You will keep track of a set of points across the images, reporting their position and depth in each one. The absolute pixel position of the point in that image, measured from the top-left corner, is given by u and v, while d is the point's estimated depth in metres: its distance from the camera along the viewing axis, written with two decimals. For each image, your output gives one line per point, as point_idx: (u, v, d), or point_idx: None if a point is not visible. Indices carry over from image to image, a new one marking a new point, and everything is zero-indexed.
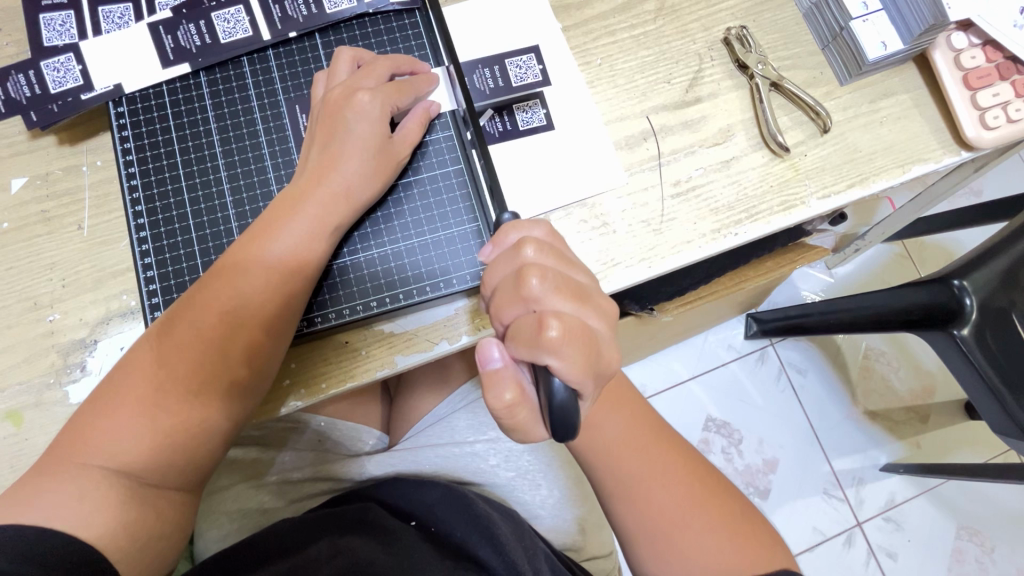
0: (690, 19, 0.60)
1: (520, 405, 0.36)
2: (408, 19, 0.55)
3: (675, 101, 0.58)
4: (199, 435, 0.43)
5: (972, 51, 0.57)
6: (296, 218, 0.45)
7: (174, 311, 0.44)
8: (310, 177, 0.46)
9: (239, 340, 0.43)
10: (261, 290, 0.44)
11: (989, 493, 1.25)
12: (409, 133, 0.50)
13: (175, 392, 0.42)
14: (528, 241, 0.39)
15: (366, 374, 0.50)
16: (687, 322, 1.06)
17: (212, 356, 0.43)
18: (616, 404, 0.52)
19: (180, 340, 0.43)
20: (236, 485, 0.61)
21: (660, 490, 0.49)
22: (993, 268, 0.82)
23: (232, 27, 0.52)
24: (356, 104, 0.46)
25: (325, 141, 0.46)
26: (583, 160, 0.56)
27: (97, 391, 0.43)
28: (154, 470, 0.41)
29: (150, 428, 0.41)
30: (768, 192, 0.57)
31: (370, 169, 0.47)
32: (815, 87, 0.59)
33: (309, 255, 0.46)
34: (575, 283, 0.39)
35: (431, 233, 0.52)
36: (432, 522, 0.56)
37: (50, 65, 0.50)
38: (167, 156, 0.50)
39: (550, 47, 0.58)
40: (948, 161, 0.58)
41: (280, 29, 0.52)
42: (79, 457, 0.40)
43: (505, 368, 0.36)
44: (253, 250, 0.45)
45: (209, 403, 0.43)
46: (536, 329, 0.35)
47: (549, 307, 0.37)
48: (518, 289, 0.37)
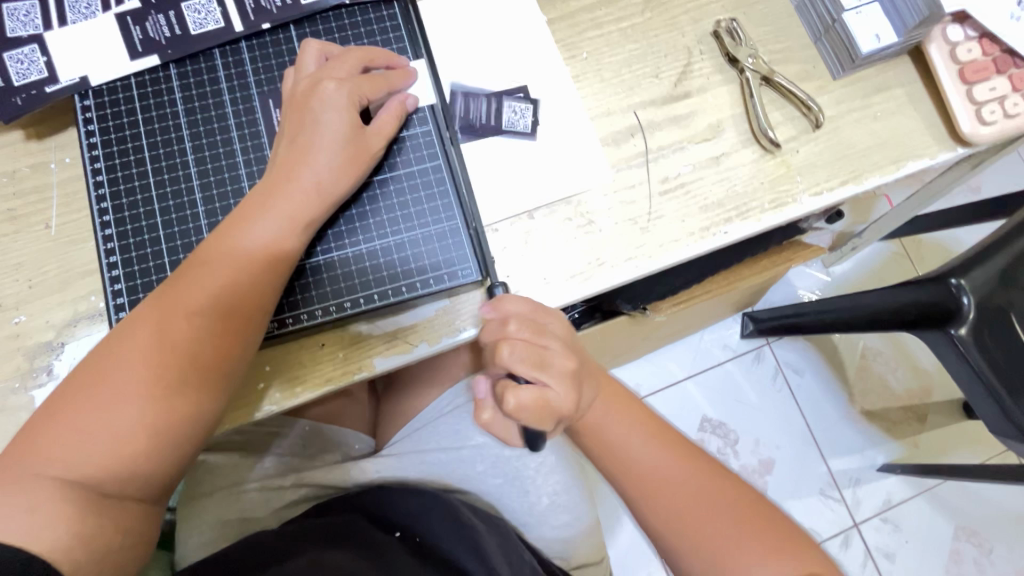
0: (679, 11, 0.59)
1: (499, 429, 0.42)
2: (387, 10, 0.53)
3: (663, 95, 0.57)
4: (170, 440, 0.41)
5: (968, 44, 0.56)
6: (266, 217, 0.44)
7: (139, 312, 0.42)
8: (279, 173, 0.45)
9: (206, 343, 0.42)
10: (232, 290, 0.43)
11: (988, 494, 1.24)
12: (384, 125, 0.48)
13: (142, 397, 0.40)
14: (512, 316, 0.41)
15: (344, 378, 0.49)
16: (680, 322, 1.04)
17: (178, 359, 0.41)
18: (616, 403, 0.51)
19: (146, 341, 0.41)
20: (216, 492, 0.60)
21: (672, 481, 0.49)
22: (991, 267, 0.80)
23: (202, 18, 0.50)
24: (323, 95, 0.45)
25: (295, 135, 0.45)
26: (568, 156, 0.54)
27: (57, 397, 0.41)
28: (113, 478, 0.40)
29: (111, 434, 0.39)
30: (758, 189, 0.55)
31: (341, 161, 0.45)
32: (807, 80, 0.58)
33: (277, 254, 0.44)
34: (549, 353, 0.40)
35: (408, 231, 0.50)
36: (419, 531, 0.54)
37: (13, 56, 0.48)
38: (134, 151, 0.49)
39: (535, 40, 0.56)
40: (944, 157, 0.57)
41: (253, 20, 0.50)
42: (35, 464, 0.38)
43: (487, 404, 0.42)
44: (222, 249, 0.43)
45: (172, 409, 0.41)
46: (498, 399, 0.39)
47: (518, 378, 0.40)
48: (493, 357, 0.40)
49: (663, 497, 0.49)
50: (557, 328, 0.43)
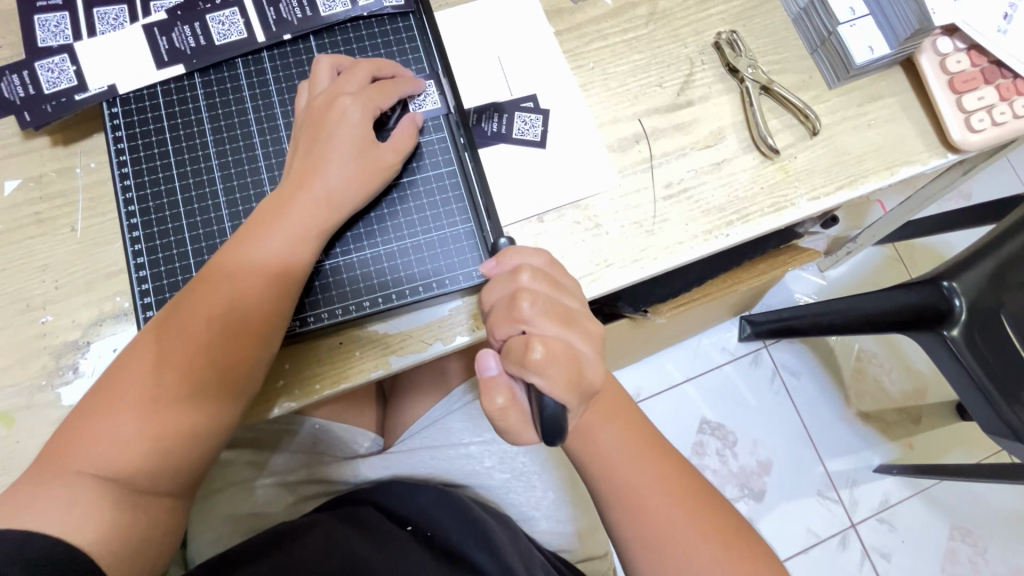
0: (682, 23, 0.61)
1: (512, 411, 0.40)
2: (403, 21, 0.55)
3: (667, 104, 0.59)
4: (190, 440, 0.43)
5: (958, 55, 0.58)
6: (285, 222, 0.45)
7: (165, 317, 0.44)
8: (294, 182, 0.47)
9: (230, 344, 0.44)
10: (249, 296, 0.44)
11: (982, 494, 1.26)
12: (399, 139, 0.50)
13: (169, 397, 0.42)
14: (525, 268, 0.42)
15: (359, 375, 0.50)
16: (680, 324, 1.07)
17: (204, 360, 0.43)
18: (610, 413, 0.50)
19: (172, 346, 0.43)
20: (230, 488, 0.61)
21: (660, 500, 0.48)
22: (981, 270, 0.83)
23: (226, 28, 0.52)
24: (339, 109, 0.47)
25: (310, 146, 0.47)
26: (576, 162, 0.56)
27: (90, 398, 0.42)
28: (143, 478, 0.41)
29: (140, 434, 0.41)
30: (758, 194, 0.57)
31: (352, 172, 0.47)
32: (804, 90, 0.60)
33: (299, 256, 0.46)
34: (567, 306, 0.41)
35: (425, 234, 0.52)
36: (428, 526, 0.56)
37: (44, 66, 0.50)
38: (161, 156, 0.50)
39: (543, 51, 0.58)
40: (936, 163, 0.60)
41: (275, 31, 0.52)
42: (69, 465, 0.40)
43: (500, 376, 0.40)
44: (241, 254, 0.45)
45: (198, 408, 0.43)
46: (523, 351, 0.38)
47: (537, 330, 0.39)
48: (511, 311, 0.40)
49: (645, 511, 0.48)
50: (573, 289, 0.43)
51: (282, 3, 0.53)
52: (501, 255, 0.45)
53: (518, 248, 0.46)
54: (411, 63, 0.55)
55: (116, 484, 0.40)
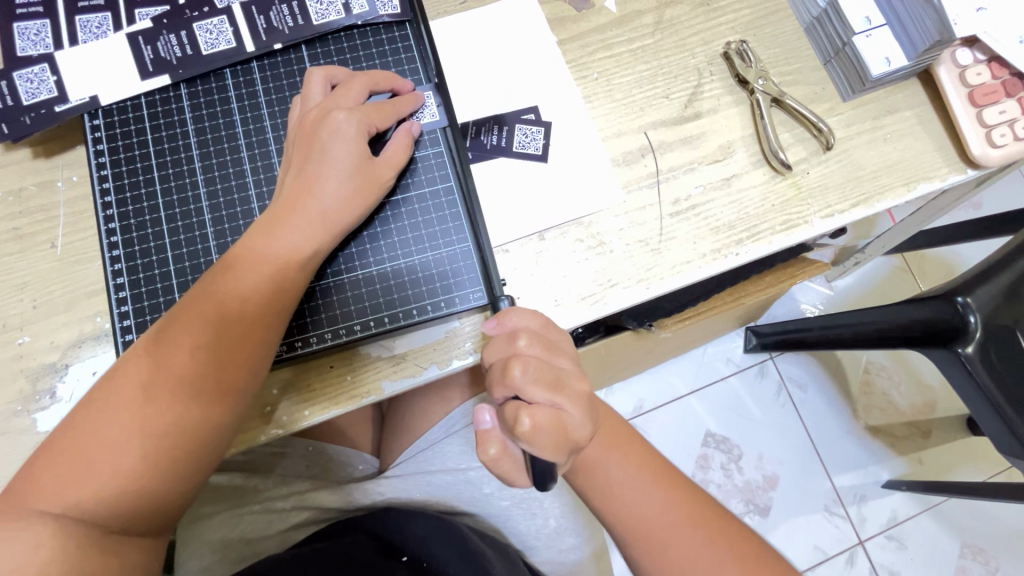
0: (690, 33, 0.59)
1: (506, 460, 0.39)
2: (398, 30, 0.53)
3: (673, 116, 0.57)
4: (174, 471, 0.41)
5: (978, 67, 0.56)
6: (275, 247, 0.43)
7: (148, 345, 0.41)
8: (286, 203, 0.44)
9: (216, 376, 0.41)
10: (238, 320, 0.42)
11: (993, 511, 1.23)
12: (394, 154, 0.48)
13: (149, 433, 0.40)
14: (522, 330, 0.40)
15: (352, 401, 0.48)
16: (686, 337, 1.04)
17: (187, 393, 0.41)
18: (619, 445, 0.48)
19: (154, 378, 0.40)
20: (220, 513, 0.58)
21: (676, 531, 0.45)
22: (997, 285, 0.80)
23: (214, 37, 0.50)
24: (332, 124, 0.45)
25: (302, 164, 0.45)
26: (579, 177, 0.54)
27: (63, 429, 0.40)
28: (121, 516, 0.39)
29: (116, 472, 0.39)
30: (770, 210, 0.55)
31: (347, 191, 0.45)
32: (817, 102, 0.58)
33: (291, 281, 0.44)
34: (559, 370, 0.39)
35: (420, 254, 0.50)
36: (423, 556, 0.54)
37: (23, 76, 0.48)
38: (143, 170, 0.48)
39: (546, 61, 0.56)
40: (955, 179, 0.57)
41: (265, 40, 0.50)
42: (39, 504, 0.38)
43: (495, 429, 0.39)
44: (228, 280, 0.42)
45: (180, 442, 0.41)
46: (512, 421, 0.36)
47: (528, 397, 0.37)
48: (503, 376, 0.38)
49: (661, 543, 0.45)
50: (567, 346, 0.42)
51: (272, 11, 0.51)
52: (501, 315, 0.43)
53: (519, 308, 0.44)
54: (407, 74, 0.53)
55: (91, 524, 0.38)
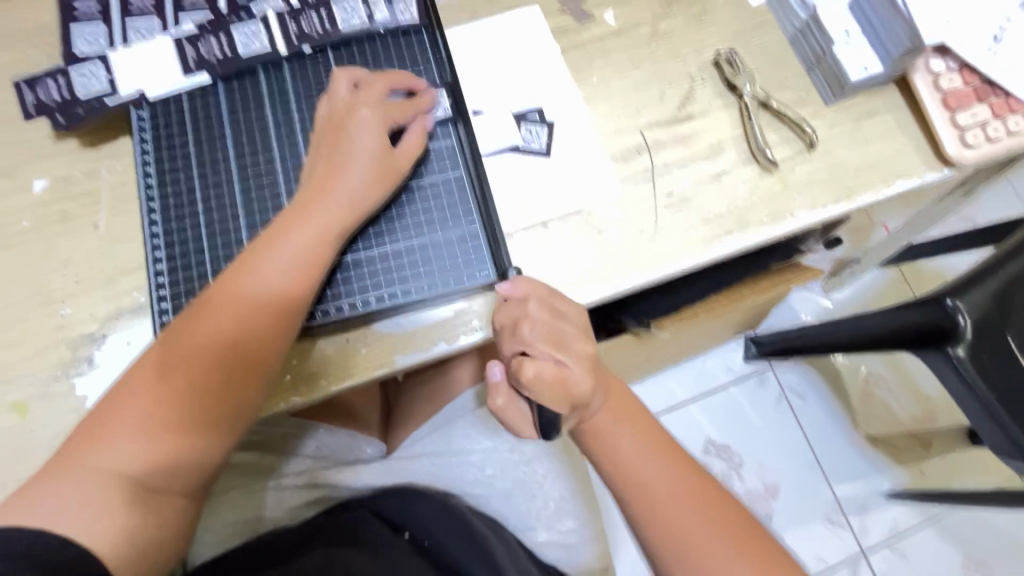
0: (682, 43, 0.64)
1: (511, 410, 0.45)
2: (416, 37, 0.58)
3: (667, 117, 0.61)
4: (207, 436, 0.44)
5: (950, 75, 0.60)
6: (307, 227, 0.47)
7: (190, 316, 0.45)
8: (315, 190, 0.49)
9: (252, 343, 0.45)
10: (269, 296, 0.46)
11: (995, 521, 1.23)
12: (411, 144, 0.52)
13: (191, 394, 0.43)
14: (530, 295, 0.45)
15: (365, 372, 0.52)
16: (685, 340, 1.07)
17: (226, 359, 0.44)
18: (626, 417, 0.51)
19: (197, 345, 0.44)
20: (234, 489, 0.61)
21: (673, 504, 0.48)
22: (986, 290, 0.83)
23: (250, 40, 0.55)
24: (358, 118, 0.50)
25: (329, 153, 0.49)
26: (580, 172, 0.58)
27: (112, 393, 0.44)
28: (162, 473, 0.42)
29: (161, 429, 0.42)
30: (758, 204, 0.59)
31: (370, 178, 0.49)
32: (801, 106, 0.62)
33: (320, 258, 0.48)
34: (564, 330, 0.44)
35: (431, 235, 0.54)
36: (425, 536, 0.56)
37: (79, 72, 0.53)
38: (182, 157, 0.53)
39: (550, 67, 0.61)
40: (932, 177, 0.61)
41: (296, 44, 0.55)
42: (89, 459, 0.41)
43: (502, 382, 0.45)
44: (264, 257, 0.47)
45: (219, 404, 0.44)
46: (515, 375, 0.42)
47: (534, 349, 0.43)
48: (513, 333, 0.44)
49: (656, 511, 0.48)
50: (574, 310, 0.46)
51: (303, 18, 0.56)
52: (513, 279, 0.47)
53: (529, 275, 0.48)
54: (422, 74, 0.57)
55: (130, 483, 0.41)
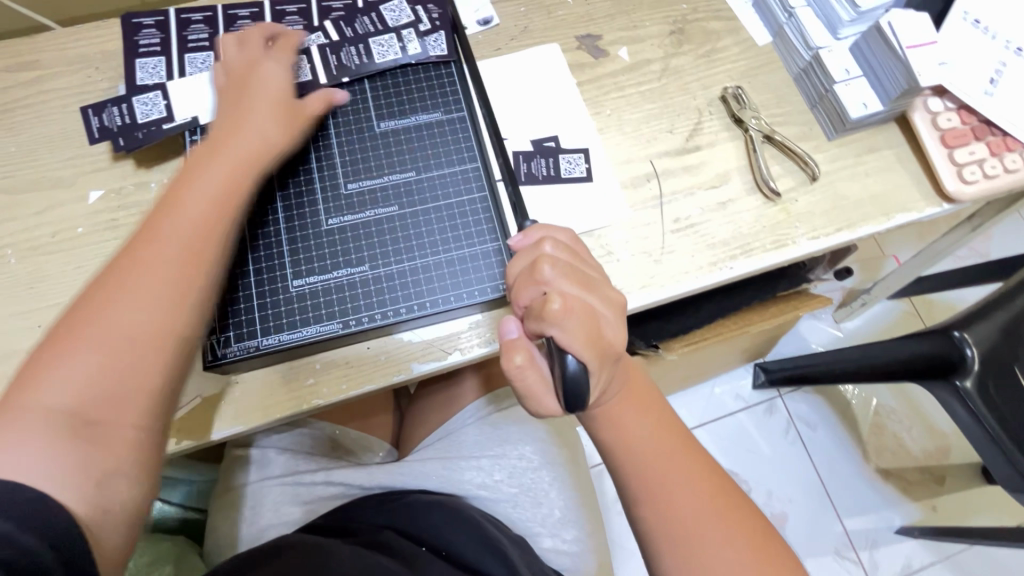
0: (692, 79, 0.68)
1: (532, 371, 0.43)
2: (445, 69, 0.63)
3: (676, 148, 0.65)
4: (150, 351, 0.42)
5: (948, 114, 0.63)
6: (223, 156, 0.49)
7: (123, 255, 0.44)
8: (224, 132, 0.51)
9: (193, 255, 0.45)
10: (199, 227, 0.46)
11: (1009, 562, 1.21)
12: (311, 103, 0.55)
13: (124, 309, 0.42)
14: (548, 239, 0.45)
15: (384, 378, 0.55)
16: (693, 364, 1.09)
17: (167, 271, 0.43)
18: (641, 407, 0.50)
19: (131, 270, 0.43)
20: (251, 483, 0.65)
21: (684, 500, 0.47)
22: (992, 323, 0.84)
23: (294, 72, 0.60)
24: (257, 70, 0.54)
25: (234, 102, 0.52)
26: (592, 196, 0.62)
27: (39, 348, 0.40)
28: (104, 397, 0.40)
29: (102, 351, 0.40)
30: (762, 231, 0.62)
31: (273, 121, 0.52)
32: (804, 140, 0.66)
33: (244, 181, 0.49)
34: (587, 273, 0.44)
35: (457, 250, 0.57)
36: (441, 545, 0.58)
37: (140, 100, 0.58)
38: None
39: (566, 98, 0.65)
40: (931, 211, 0.63)
41: (334, 74, 0.60)
42: (30, 402, 0.38)
43: (520, 338, 0.43)
44: (193, 185, 0.47)
45: (157, 316, 0.42)
46: (541, 306, 0.40)
47: (557, 289, 0.42)
48: (532, 275, 0.42)
49: (675, 520, 0.46)
50: (593, 263, 0.46)
51: (342, 52, 0.61)
52: (526, 233, 0.48)
53: (543, 227, 0.49)
54: (451, 103, 0.62)
55: (81, 423, 0.39)
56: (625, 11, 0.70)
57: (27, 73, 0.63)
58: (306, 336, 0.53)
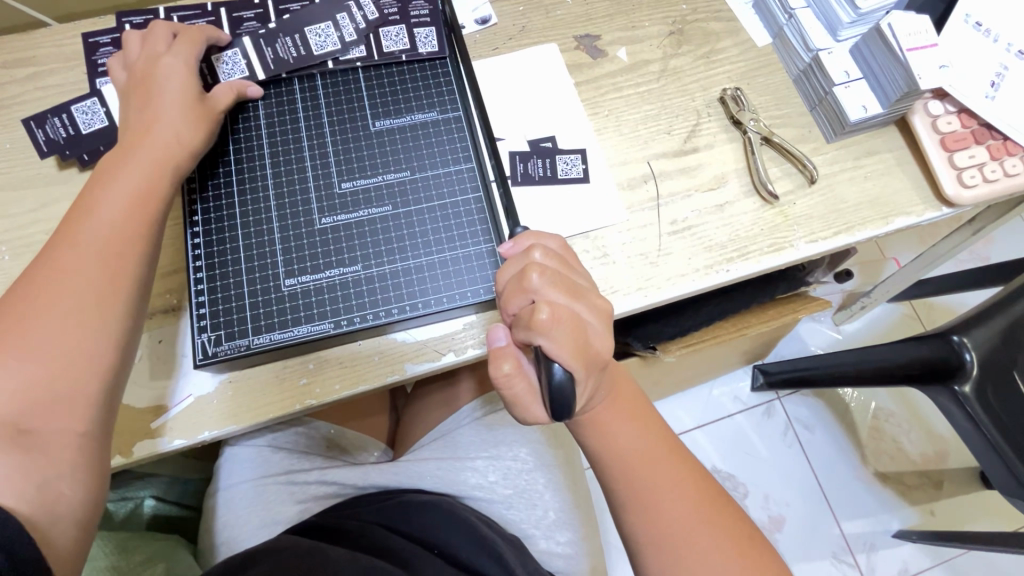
0: (691, 80, 0.67)
1: (520, 379, 0.42)
2: (440, 66, 0.63)
3: (674, 149, 0.64)
4: (73, 361, 0.43)
5: (948, 117, 0.63)
6: (129, 163, 0.49)
7: (35, 267, 0.45)
8: (134, 136, 0.51)
9: (108, 261, 0.46)
10: (112, 231, 0.47)
11: (1007, 567, 1.20)
12: (220, 95, 0.55)
13: (42, 320, 0.43)
14: (538, 246, 0.44)
15: (378, 378, 0.54)
16: (691, 366, 1.08)
17: (82, 279, 0.44)
18: (626, 410, 0.49)
19: (47, 281, 0.44)
20: (246, 482, 0.64)
21: (673, 506, 0.46)
22: (991, 327, 0.84)
23: (230, 68, 0.59)
24: (160, 65, 0.54)
25: (141, 104, 0.52)
26: (589, 198, 0.62)
27: None
28: (27, 406, 0.41)
29: (25, 364, 0.41)
30: (759, 234, 0.61)
31: (186, 118, 0.52)
32: (803, 143, 0.65)
33: (157, 185, 0.50)
34: (576, 282, 0.43)
35: (451, 251, 0.57)
36: (435, 543, 0.58)
37: (80, 109, 0.60)
38: (222, 173, 0.57)
39: (564, 99, 0.65)
40: (931, 215, 0.63)
41: (273, 69, 0.60)
42: None
43: (508, 346, 0.43)
44: (100, 196, 0.48)
45: (77, 326, 0.43)
46: (529, 316, 0.40)
47: (546, 299, 0.41)
48: (521, 283, 0.42)
49: (663, 526, 0.46)
50: (582, 271, 0.46)
51: (279, 44, 0.60)
52: (517, 238, 0.48)
53: (534, 233, 0.49)
54: (446, 103, 0.62)
55: (20, 430, 0.41)
56: (624, 11, 0.70)
57: (22, 70, 0.63)
58: (296, 336, 0.53)
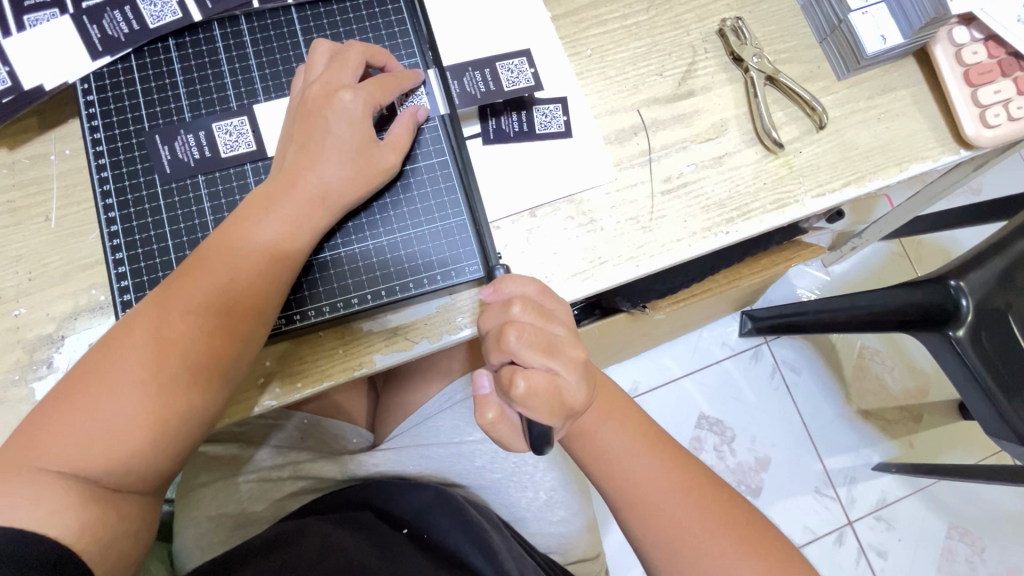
0: (684, 10, 0.58)
1: (502, 424, 0.40)
2: (392, 4, 0.54)
3: (666, 94, 0.56)
4: (161, 430, 0.40)
5: (975, 46, 0.55)
6: (273, 214, 0.44)
7: (144, 311, 0.42)
8: (285, 179, 0.45)
9: (217, 337, 0.42)
10: (231, 297, 0.42)
11: (979, 492, 1.25)
12: (397, 140, 0.48)
13: (140, 388, 0.40)
14: (516, 298, 0.39)
15: (343, 374, 0.49)
16: (680, 319, 1.04)
17: (191, 351, 0.41)
18: (611, 409, 0.47)
19: (154, 340, 0.41)
20: (215, 483, 0.60)
21: (665, 497, 0.44)
22: (989, 269, 0.80)
23: (159, 10, 0.50)
24: (337, 104, 0.45)
25: (302, 140, 0.45)
26: (572, 155, 0.54)
27: (51, 396, 0.40)
28: (108, 471, 0.39)
29: (115, 424, 0.39)
30: (761, 190, 0.55)
31: (347, 168, 0.46)
32: (811, 81, 0.58)
33: (285, 253, 0.44)
34: (554, 337, 0.39)
35: (415, 228, 0.50)
36: (425, 529, 0.56)
37: None
38: (138, 147, 0.49)
39: (541, 37, 0.56)
40: (947, 159, 0.57)
41: (211, 7, 0.51)
42: (31, 461, 0.38)
43: (491, 394, 0.40)
44: (224, 248, 0.43)
45: (172, 400, 0.40)
46: (507, 385, 0.36)
47: (522, 362, 0.38)
48: (497, 343, 0.38)
49: (657, 520, 0.44)
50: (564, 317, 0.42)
51: None
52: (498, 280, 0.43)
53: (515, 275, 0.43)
54: (400, 48, 0.54)
55: (94, 488, 0.39)
56: None
57: None
58: None
